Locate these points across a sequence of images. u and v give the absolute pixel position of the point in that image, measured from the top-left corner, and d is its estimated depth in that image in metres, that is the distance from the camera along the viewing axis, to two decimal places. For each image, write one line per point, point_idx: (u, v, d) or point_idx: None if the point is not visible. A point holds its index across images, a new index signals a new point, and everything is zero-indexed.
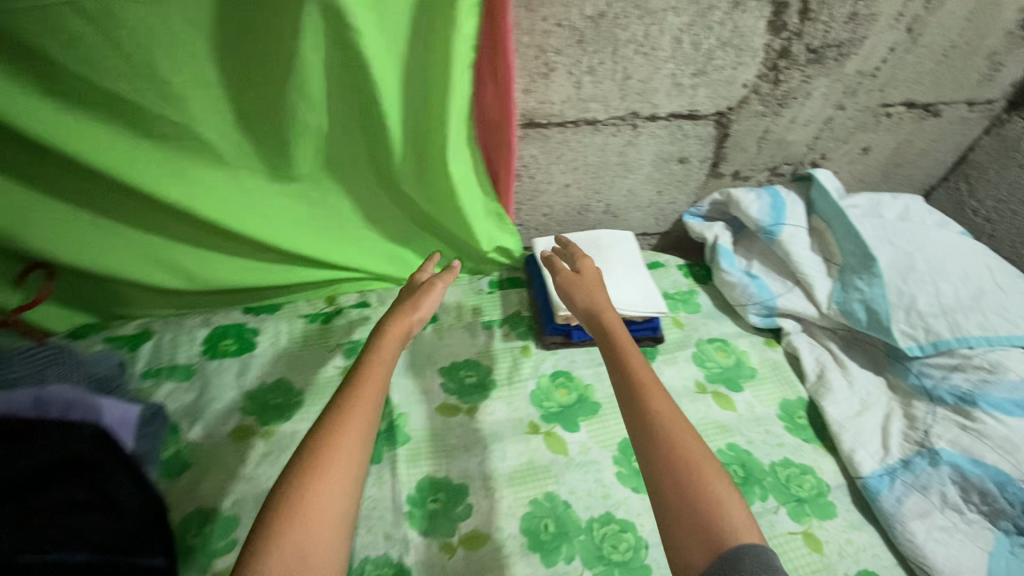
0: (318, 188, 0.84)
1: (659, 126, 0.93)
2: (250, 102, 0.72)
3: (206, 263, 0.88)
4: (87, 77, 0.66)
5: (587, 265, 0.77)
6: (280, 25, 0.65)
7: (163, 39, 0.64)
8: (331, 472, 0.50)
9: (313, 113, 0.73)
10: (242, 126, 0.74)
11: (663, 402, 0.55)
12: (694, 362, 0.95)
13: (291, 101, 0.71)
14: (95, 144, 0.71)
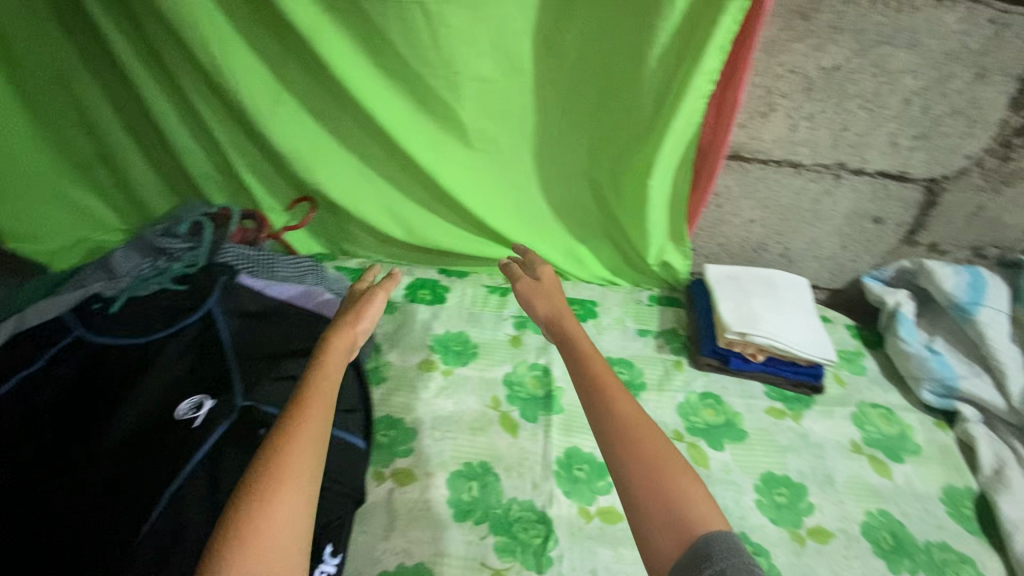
0: (529, 179, 1.00)
1: (863, 181, 0.95)
2: (515, 106, 0.91)
3: (422, 225, 1.06)
4: (399, 50, 0.83)
5: (545, 271, 0.80)
6: (564, 54, 0.84)
7: (472, 47, 0.83)
8: (284, 482, 0.52)
9: (559, 121, 0.92)
10: (498, 118, 0.92)
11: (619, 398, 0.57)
12: (852, 421, 0.94)
13: (548, 110, 0.91)
14: (377, 98, 0.87)
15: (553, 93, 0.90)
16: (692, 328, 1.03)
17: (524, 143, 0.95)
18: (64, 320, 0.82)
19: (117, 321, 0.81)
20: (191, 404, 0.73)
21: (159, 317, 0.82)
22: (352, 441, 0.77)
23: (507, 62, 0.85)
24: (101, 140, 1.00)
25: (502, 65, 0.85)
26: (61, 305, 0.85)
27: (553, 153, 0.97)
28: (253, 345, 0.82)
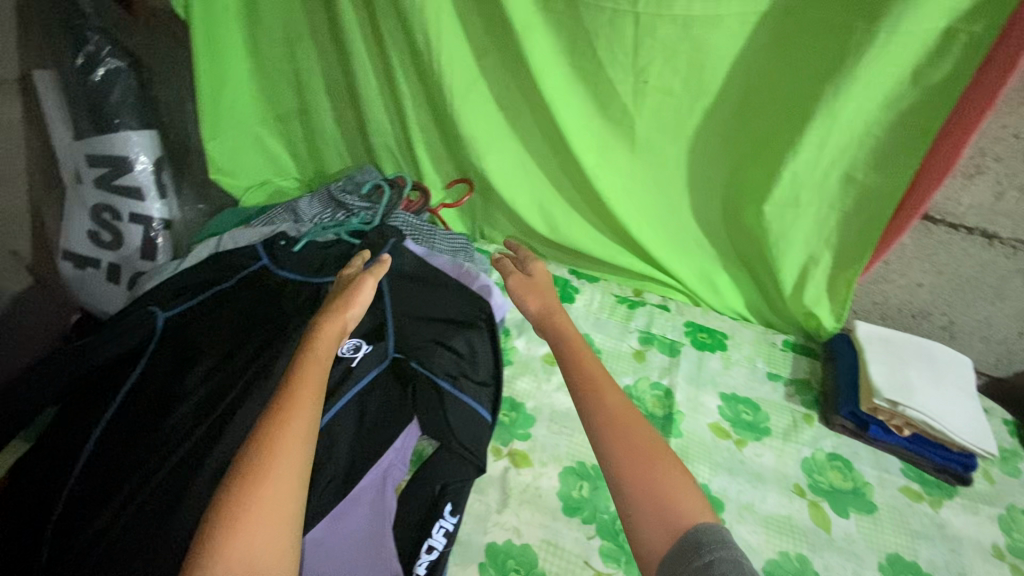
0: (685, 197, 0.99)
1: None
2: (692, 121, 0.90)
3: (567, 224, 1.08)
4: (597, 49, 0.86)
5: (537, 266, 0.77)
6: (767, 77, 0.82)
7: (670, 60, 0.84)
8: (273, 463, 0.52)
9: (736, 143, 0.91)
10: (673, 131, 0.92)
11: (609, 391, 0.58)
12: (999, 524, 0.84)
13: (726, 129, 0.90)
14: (561, 92, 0.90)
15: (744, 120, 0.88)
16: (828, 384, 0.97)
17: (692, 161, 0.95)
18: (257, 249, 0.93)
19: (298, 259, 0.91)
20: (351, 345, 0.82)
21: (332, 263, 0.91)
22: (481, 414, 0.80)
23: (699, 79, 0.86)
24: (305, 98, 1.12)
25: (694, 81, 0.86)
26: (254, 236, 0.96)
27: (721, 178, 0.95)
28: (404, 305, 0.87)
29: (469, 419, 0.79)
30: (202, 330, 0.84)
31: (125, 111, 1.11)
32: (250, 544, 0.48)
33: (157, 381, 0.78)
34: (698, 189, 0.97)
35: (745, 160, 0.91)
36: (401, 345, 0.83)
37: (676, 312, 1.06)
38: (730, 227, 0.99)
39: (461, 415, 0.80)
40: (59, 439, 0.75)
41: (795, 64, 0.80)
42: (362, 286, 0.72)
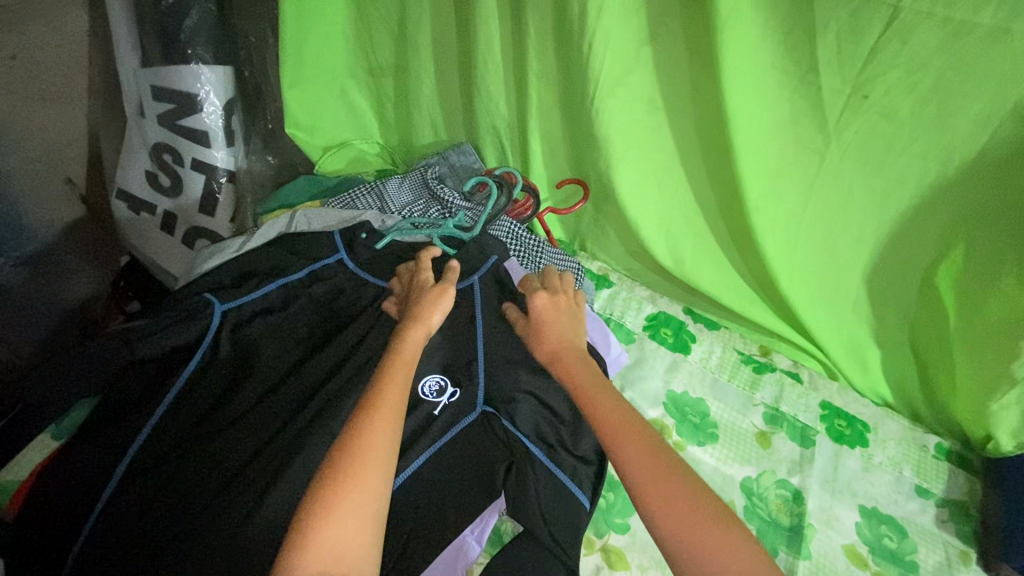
0: (862, 251, 0.79)
1: None
2: (906, 164, 0.69)
3: (697, 257, 0.89)
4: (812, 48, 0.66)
5: (536, 298, 0.71)
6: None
7: (907, 79, 0.64)
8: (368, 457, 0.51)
9: (949, 197, 0.69)
10: (875, 170, 0.72)
11: (631, 438, 0.56)
12: None
13: (940, 178, 0.69)
14: (746, 99, 0.70)
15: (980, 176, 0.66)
16: (991, 516, 0.76)
17: (887, 211, 0.74)
18: (333, 237, 0.78)
19: (381, 262, 0.77)
20: (433, 383, 0.69)
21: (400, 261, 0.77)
22: (579, 499, 0.65)
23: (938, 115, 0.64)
24: (406, 54, 0.93)
25: (931, 115, 0.65)
26: (332, 220, 0.82)
27: (918, 236, 0.75)
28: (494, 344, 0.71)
29: (564, 501, 0.64)
30: (275, 320, 0.72)
31: (199, 40, 0.95)
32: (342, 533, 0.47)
33: (226, 377, 0.68)
34: (885, 246, 0.77)
35: (962, 226, 0.71)
36: (492, 393, 0.69)
37: (809, 387, 0.87)
38: (915, 297, 0.80)
39: (555, 495, 0.65)
40: (112, 429, 0.64)
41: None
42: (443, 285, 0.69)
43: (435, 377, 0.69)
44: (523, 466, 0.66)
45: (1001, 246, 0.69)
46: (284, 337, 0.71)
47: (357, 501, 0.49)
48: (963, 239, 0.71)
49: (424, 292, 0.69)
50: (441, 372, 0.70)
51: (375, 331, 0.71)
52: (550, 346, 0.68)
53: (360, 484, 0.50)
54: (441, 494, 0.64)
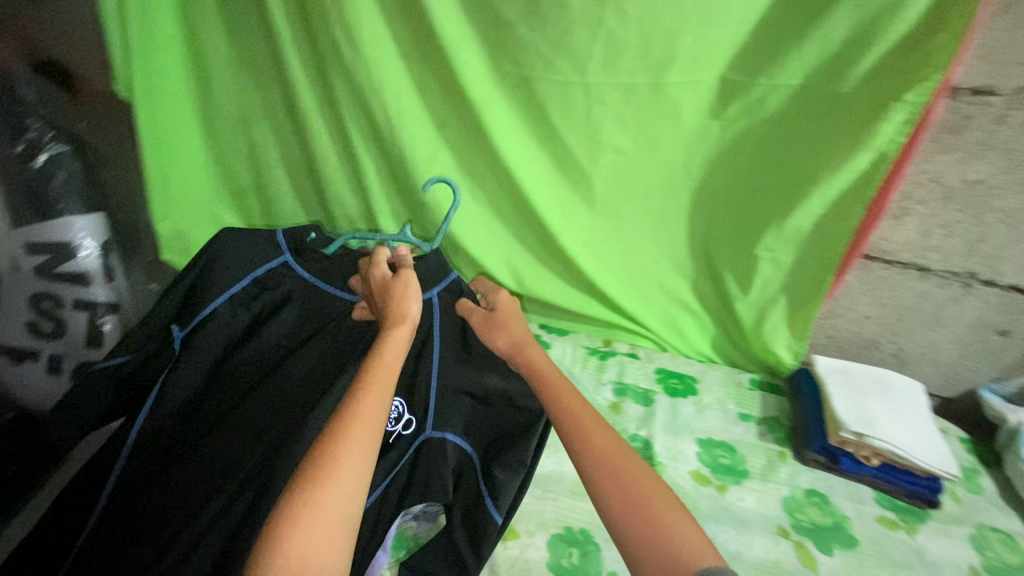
0: (644, 247, 1.03)
1: (994, 293, 0.93)
2: (642, 177, 0.95)
3: (535, 279, 1.09)
4: (551, 114, 0.90)
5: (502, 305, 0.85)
6: (694, 133, 0.89)
7: (617, 122, 0.90)
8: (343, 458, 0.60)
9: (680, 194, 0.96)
10: (627, 185, 0.97)
11: (596, 428, 0.69)
12: (973, 545, 0.87)
13: (670, 182, 0.95)
14: (520, 154, 0.94)
15: (693, 175, 0.94)
16: (795, 419, 1.00)
17: (647, 213, 0.99)
18: (278, 240, 0.85)
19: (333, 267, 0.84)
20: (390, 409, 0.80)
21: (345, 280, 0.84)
22: (493, 515, 0.77)
23: (646, 142, 0.91)
24: (261, 173, 1.11)
25: (641, 142, 0.91)
26: None
27: (676, 227, 1.00)
28: (446, 366, 0.81)
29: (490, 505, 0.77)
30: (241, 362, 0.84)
31: (69, 197, 1.07)
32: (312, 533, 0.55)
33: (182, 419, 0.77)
34: (656, 238, 1.01)
35: (699, 212, 0.98)
36: (440, 417, 0.80)
37: (645, 359, 1.08)
38: (695, 275, 1.04)
39: (475, 505, 0.79)
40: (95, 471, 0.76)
41: (741, 130, 0.87)
42: (410, 295, 0.75)
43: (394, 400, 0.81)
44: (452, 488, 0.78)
45: (731, 223, 0.96)
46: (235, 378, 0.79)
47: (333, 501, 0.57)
48: (705, 223, 0.98)
49: (397, 295, 0.75)
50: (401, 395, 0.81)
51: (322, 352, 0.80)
52: (508, 342, 0.81)
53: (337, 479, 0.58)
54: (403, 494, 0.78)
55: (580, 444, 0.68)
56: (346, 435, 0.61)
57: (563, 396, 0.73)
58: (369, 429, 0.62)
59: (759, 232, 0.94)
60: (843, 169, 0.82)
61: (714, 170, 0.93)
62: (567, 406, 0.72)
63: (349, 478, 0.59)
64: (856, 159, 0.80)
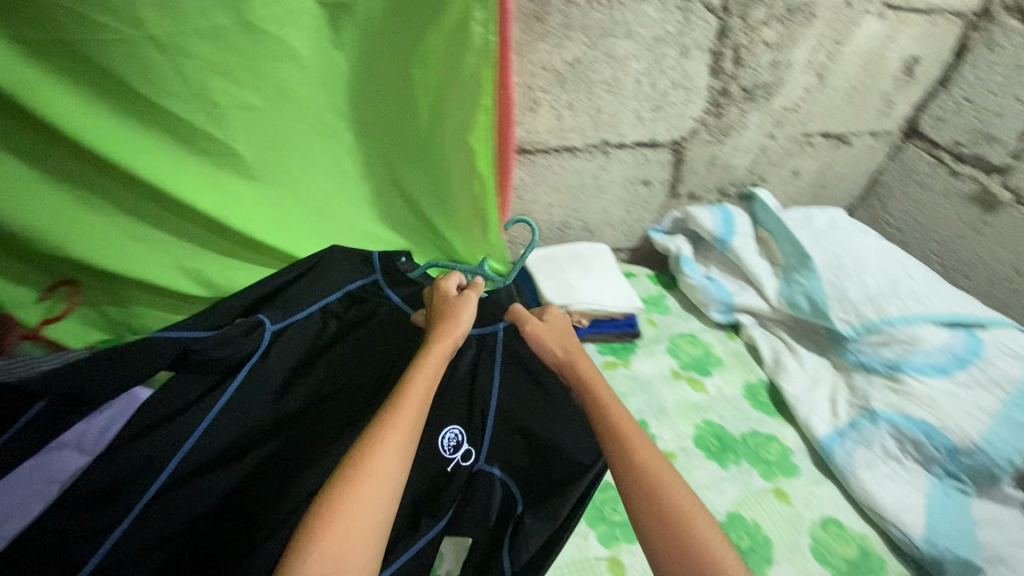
0: (334, 206, 0.88)
1: (626, 153, 1.12)
2: (284, 130, 0.77)
3: (225, 274, 0.85)
4: None
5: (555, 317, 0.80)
6: (307, 60, 0.73)
7: (212, 69, 0.68)
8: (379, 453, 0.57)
9: (337, 140, 0.82)
10: (270, 147, 0.78)
11: (640, 444, 0.64)
12: (668, 353, 1.10)
13: (316, 126, 0.79)
14: (100, 134, 0.67)
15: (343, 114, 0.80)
16: None
17: (315, 169, 0.82)
18: (373, 259, 0.81)
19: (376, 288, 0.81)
20: (452, 436, 0.74)
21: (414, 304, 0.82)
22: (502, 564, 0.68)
23: (266, 89, 0.72)
24: None
25: (257, 89, 0.71)
26: None
27: (353, 174, 0.86)
28: (507, 399, 0.77)
29: (525, 537, 0.70)
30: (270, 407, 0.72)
31: None
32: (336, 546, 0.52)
33: (197, 487, 0.64)
34: (341, 194, 0.87)
35: (376, 152, 0.85)
36: (494, 451, 0.74)
37: None
38: (403, 216, 0.93)
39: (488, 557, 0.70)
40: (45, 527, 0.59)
41: (359, 46, 0.74)
42: (463, 307, 0.74)
43: (453, 428, 0.74)
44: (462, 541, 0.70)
45: (402, 153, 0.85)
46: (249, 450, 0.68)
47: (369, 492, 0.55)
48: (382, 159, 0.86)
49: (445, 309, 0.74)
50: (461, 425, 0.75)
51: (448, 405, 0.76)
52: (559, 352, 0.76)
53: (365, 476, 0.56)
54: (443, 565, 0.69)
55: (620, 455, 0.64)
56: (389, 427, 0.60)
57: (608, 407, 0.69)
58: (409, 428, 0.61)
59: (433, 155, 0.85)
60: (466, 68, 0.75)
61: (354, 99, 0.79)
62: (609, 412, 0.68)
63: (384, 476, 0.57)
64: (470, 52, 0.74)
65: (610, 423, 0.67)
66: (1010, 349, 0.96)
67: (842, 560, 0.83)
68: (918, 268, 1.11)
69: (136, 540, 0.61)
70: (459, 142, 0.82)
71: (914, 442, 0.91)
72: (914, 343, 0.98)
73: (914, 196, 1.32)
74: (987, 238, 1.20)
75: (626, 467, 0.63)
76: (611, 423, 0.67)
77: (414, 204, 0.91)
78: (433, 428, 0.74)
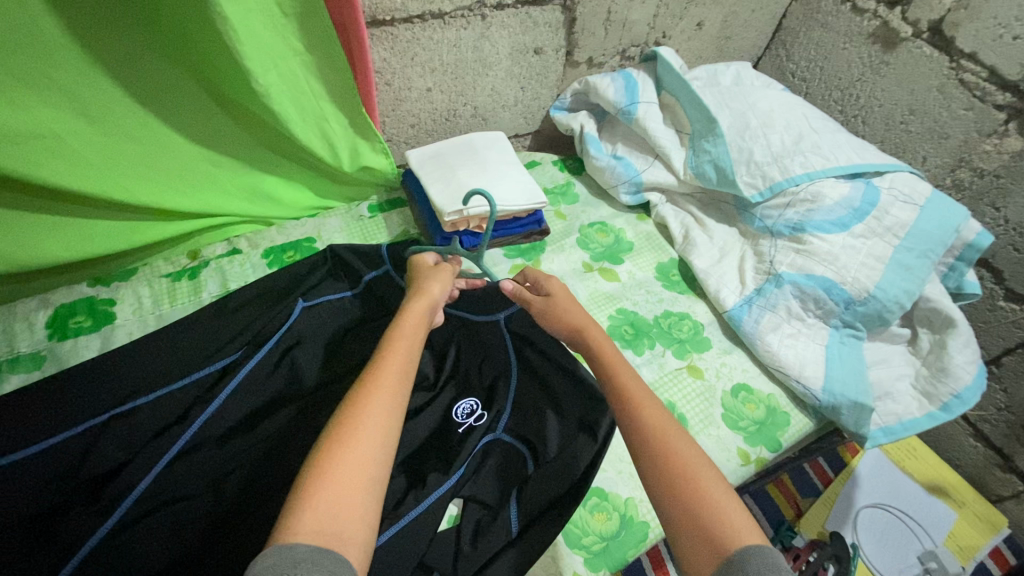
0: (152, 135, 0.79)
1: (508, 15, 0.94)
2: (54, 56, 0.66)
3: (23, 239, 0.77)
4: None
5: (554, 286, 0.76)
6: None
7: None
8: (374, 396, 0.54)
9: (128, 70, 0.72)
10: (43, 70, 0.66)
11: (650, 406, 0.61)
12: (579, 246, 1.04)
13: (97, 55, 0.68)
14: None
15: (106, 16, 0.66)
16: (421, 224, 1.02)
17: (114, 100, 0.73)
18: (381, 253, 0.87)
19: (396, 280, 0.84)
20: (467, 405, 0.76)
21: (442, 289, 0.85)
22: (506, 525, 0.67)
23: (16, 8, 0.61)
24: None
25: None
26: None
27: (164, 108, 0.78)
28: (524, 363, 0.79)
29: (545, 492, 0.69)
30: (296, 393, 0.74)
31: None
32: (336, 499, 0.47)
33: (214, 458, 0.67)
34: (146, 110, 0.77)
35: (167, 58, 0.73)
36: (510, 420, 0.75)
37: (250, 249, 0.93)
38: (239, 142, 0.87)
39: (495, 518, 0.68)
40: (62, 482, 0.62)
41: None
42: (439, 274, 0.74)
43: (468, 399, 0.77)
44: (475, 510, 0.70)
45: (213, 80, 0.77)
46: (266, 424, 0.71)
47: (367, 435, 0.51)
48: (197, 84, 0.77)
49: (429, 275, 0.74)
50: (478, 396, 0.78)
51: (461, 371, 0.80)
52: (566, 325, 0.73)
53: (361, 421, 0.52)
54: (459, 535, 0.68)
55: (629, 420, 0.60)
56: (382, 373, 0.57)
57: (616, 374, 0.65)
58: (401, 375, 0.58)
59: (244, 87, 0.77)
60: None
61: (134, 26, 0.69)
62: (616, 372, 0.65)
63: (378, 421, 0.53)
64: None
65: (617, 381, 0.64)
66: (904, 194, 0.95)
67: (751, 422, 0.85)
68: (820, 119, 1.06)
69: (167, 494, 0.63)
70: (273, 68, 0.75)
71: (815, 300, 0.92)
72: (816, 201, 0.95)
73: (817, 40, 1.24)
74: (885, 79, 1.14)
75: (633, 423, 0.59)
76: (617, 384, 0.64)
77: (246, 129, 0.85)
78: (450, 398, 0.77)
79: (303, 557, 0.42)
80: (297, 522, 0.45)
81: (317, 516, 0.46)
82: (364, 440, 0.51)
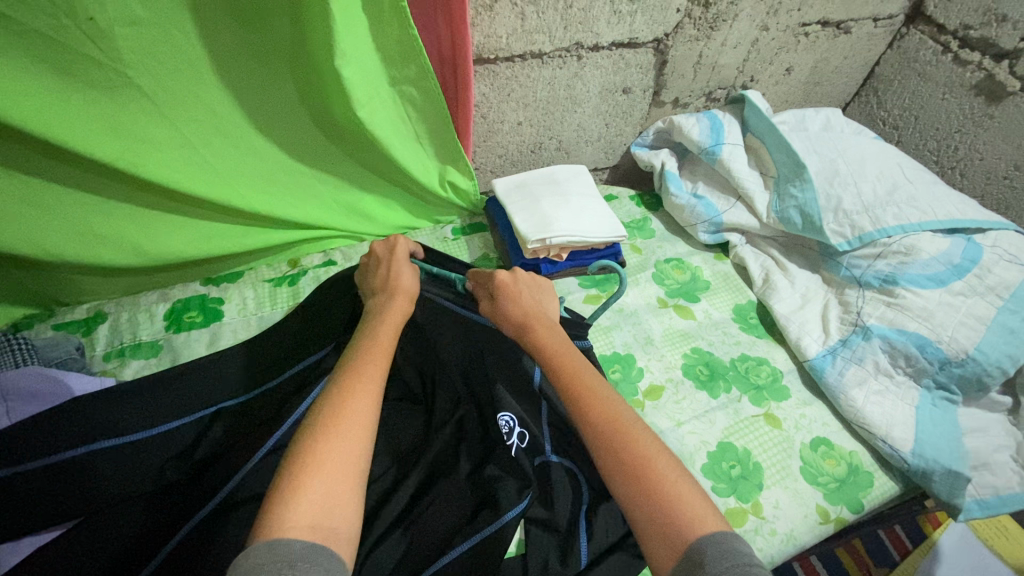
0: (269, 152, 0.87)
1: (602, 56, 0.98)
2: (202, 79, 0.75)
3: (156, 238, 0.86)
4: None
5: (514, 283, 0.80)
6: (214, 12, 0.69)
7: (117, 18, 0.65)
8: (356, 387, 0.57)
9: (260, 94, 0.80)
10: (191, 90, 0.75)
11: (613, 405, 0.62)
12: (654, 281, 1.04)
13: (236, 80, 0.77)
14: (28, 99, 0.65)
15: (254, 44, 0.74)
16: (500, 248, 1.06)
17: (245, 117, 0.81)
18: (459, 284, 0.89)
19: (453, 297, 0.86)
20: (507, 421, 0.76)
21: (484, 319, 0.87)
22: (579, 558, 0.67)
23: (183, 39, 0.70)
24: None
25: (166, 37, 0.69)
26: None
27: (284, 128, 0.85)
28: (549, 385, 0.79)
29: (609, 524, 0.70)
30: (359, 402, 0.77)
31: None
32: (326, 486, 0.48)
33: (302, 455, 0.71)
34: (270, 128, 0.84)
35: (294, 83, 0.80)
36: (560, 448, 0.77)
37: (344, 262, 0.99)
38: (344, 163, 0.93)
39: (562, 548, 0.69)
40: (178, 463, 0.69)
41: (276, 16, 0.72)
42: (400, 270, 0.78)
43: (506, 414, 0.76)
44: (540, 534, 0.70)
45: (325, 107, 0.84)
46: None
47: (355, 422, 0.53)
48: (312, 109, 0.84)
49: (389, 270, 0.79)
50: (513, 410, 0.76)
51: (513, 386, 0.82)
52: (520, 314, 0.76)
53: (346, 408, 0.54)
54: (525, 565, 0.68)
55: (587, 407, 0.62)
56: (360, 369, 0.59)
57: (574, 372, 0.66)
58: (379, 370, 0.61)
59: (351, 117, 0.83)
60: (355, 30, 0.73)
61: (269, 56, 0.76)
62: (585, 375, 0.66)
63: (363, 402, 0.55)
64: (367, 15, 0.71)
65: (582, 381, 0.65)
66: (1008, 254, 0.91)
67: (831, 478, 0.82)
68: (916, 169, 1.03)
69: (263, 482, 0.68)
70: (376, 96, 0.82)
71: (906, 357, 0.88)
72: (910, 254, 0.92)
73: (913, 88, 1.21)
74: (988, 132, 1.09)
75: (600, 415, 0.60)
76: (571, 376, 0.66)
77: (350, 152, 0.92)
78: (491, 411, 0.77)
79: (298, 555, 0.42)
80: (291, 510, 0.45)
81: (309, 504, 0.46)
82: (352, 428, 0.52)
